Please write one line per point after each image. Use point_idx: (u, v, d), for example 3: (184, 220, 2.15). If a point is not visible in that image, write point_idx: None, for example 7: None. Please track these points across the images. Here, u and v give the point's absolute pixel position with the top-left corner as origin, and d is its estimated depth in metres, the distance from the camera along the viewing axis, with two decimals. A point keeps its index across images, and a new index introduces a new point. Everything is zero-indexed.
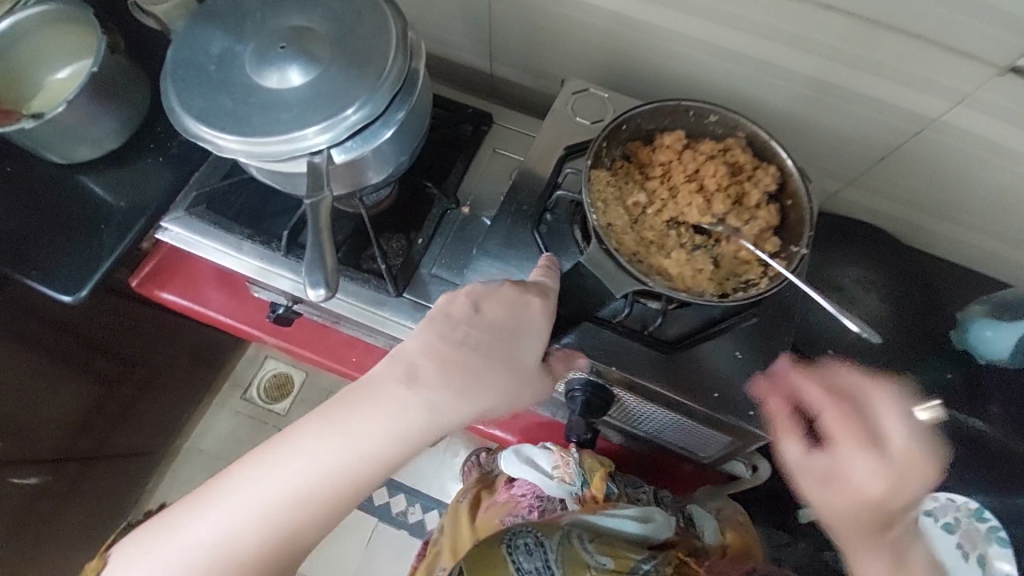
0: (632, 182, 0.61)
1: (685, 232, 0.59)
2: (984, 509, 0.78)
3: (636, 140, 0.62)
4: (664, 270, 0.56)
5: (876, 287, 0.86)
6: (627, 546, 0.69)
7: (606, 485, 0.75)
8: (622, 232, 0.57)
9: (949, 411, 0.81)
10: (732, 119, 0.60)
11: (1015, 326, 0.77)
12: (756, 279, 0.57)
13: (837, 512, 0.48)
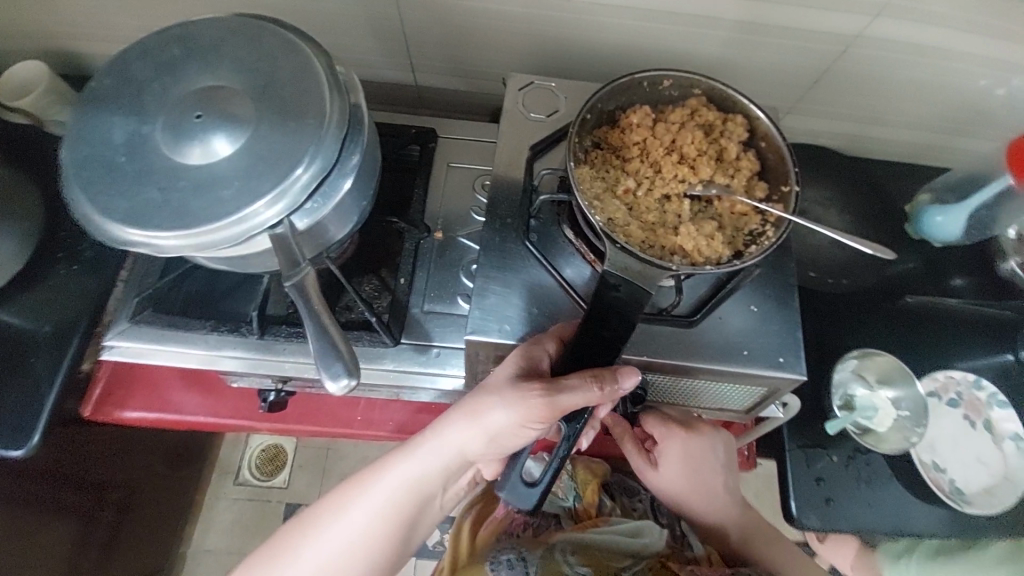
0: (614, 170, 0.60)
1: (682, 204, 0.59)
2: (981, 378, 0.84)
3: (603, 127, 0.62)
4: (678, 248, 0.55)
5: (836, 200, 0.90)
6: (610, 555, 0.73)
7: (598, 499, 0.92)
8: (624, 222, 0.57)
9: (927, 296, 0.87)
10: (688, 80, 0.60)
11: (962, 207, 0.84)
12: (761, 226, 0.57)
13: (668, 482, 0.74)
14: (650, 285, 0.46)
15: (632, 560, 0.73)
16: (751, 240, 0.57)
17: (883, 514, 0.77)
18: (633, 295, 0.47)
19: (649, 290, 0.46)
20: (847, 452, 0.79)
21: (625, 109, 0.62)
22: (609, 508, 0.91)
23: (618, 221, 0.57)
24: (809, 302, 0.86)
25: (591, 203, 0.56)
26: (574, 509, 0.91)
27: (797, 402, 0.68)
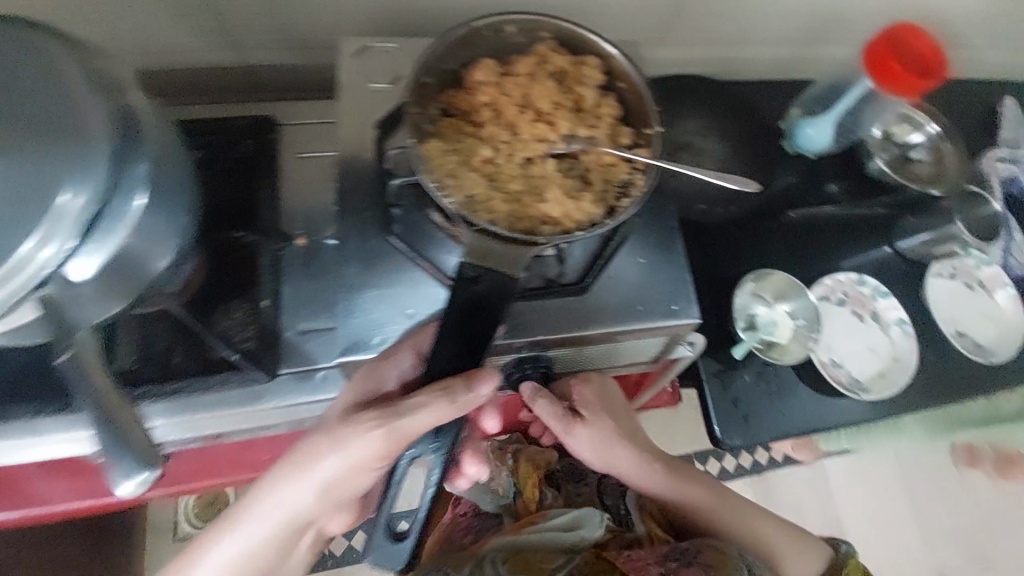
0: (467, 138, 0.54)
1: (546, 165, 0.54)
2: (863, 275, 0.90)
3: (448, 91, 0.56)
4: (548, 216, 0.52)
5: (715, 129, 0.91)
6: (546, 557, 0.80)
7: (539, 493, 1.00)
8: (485, 197, 0.52)
9: (808, 207, 0.91)
10: (532, 24, 0.55)
11: (830, 116, 0.87)
12: (631, 174, 0.54)
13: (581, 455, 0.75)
14: (510, 268, 0.45)
15: (562, 557, 0.80)
16: (622, 192, 0.54)
17: (797, 419, 0.82)
18: (494, 283, 0.45)
19: (512, 276, 0.45)
20: (757, 369, 0.83)
21: (469, 67, 0.56)
22: (550, 500, 0.99)
23: (478, 196, 0.52)
24: (704, 234, 0.88)
25: (443, 180, 0.51)
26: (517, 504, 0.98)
27: (702, 339, 0.70)
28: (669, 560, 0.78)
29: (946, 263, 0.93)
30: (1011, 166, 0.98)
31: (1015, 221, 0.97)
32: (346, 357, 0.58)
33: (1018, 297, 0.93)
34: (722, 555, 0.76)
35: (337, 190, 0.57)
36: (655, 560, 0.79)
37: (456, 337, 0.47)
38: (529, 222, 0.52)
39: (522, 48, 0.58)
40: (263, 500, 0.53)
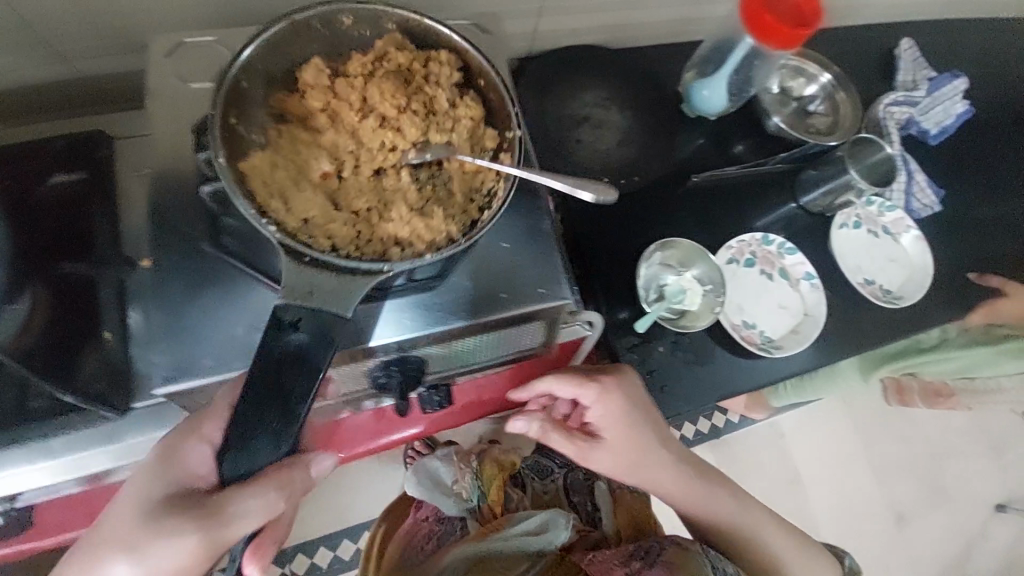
0: (307, 150, 0.55)
1: (398, 177, 0.55)
2: (768, 234, 0.91)
3: (280, 93, 0.55)
4: (398, 235, 0.53)
5: (612, 101, 0.91)
6: (510, 563, 0.85)
7: (504, 494, 1.03)
8: (327, 218, 0.52)
9: (712, 171, 0.92)
10: (363, 11, 0.55)
11: (722, 75, 0.87)
12: (492, 185, 0.56)
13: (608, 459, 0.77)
14: (340, 304, 0.46)
15: (529, 562, 0.86)
16: (484, 200, 0.56)
17: (715, 383, 0.82)
18: (328, 320, 0.46)
19: (343, 311, 0.46)
20: (670, 340, 0.82)
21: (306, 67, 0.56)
22: (516, 501, 1.02)
23: (320, 216, 0.52)
24: (605, 210, 0.86)
25: (271, 206, 0.50)
26: (482, 507, 1.01)
27: (596, 315, 0.66)
28: (632, 560, 0.84)
29: (847, 211, 0.94)
30: (907, 108, 0.99)
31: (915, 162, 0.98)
32: (170, 386, 0.53)
33: (922, 237, 0.94)
34: (685, 552, 0.82)
35: (154, 204, 0.57)
36: (620, 561, 0.85)
37: (260, 420, 0.45)
38: (379, 243, 0.53)
39: (366, 45, 0.58)
40: None
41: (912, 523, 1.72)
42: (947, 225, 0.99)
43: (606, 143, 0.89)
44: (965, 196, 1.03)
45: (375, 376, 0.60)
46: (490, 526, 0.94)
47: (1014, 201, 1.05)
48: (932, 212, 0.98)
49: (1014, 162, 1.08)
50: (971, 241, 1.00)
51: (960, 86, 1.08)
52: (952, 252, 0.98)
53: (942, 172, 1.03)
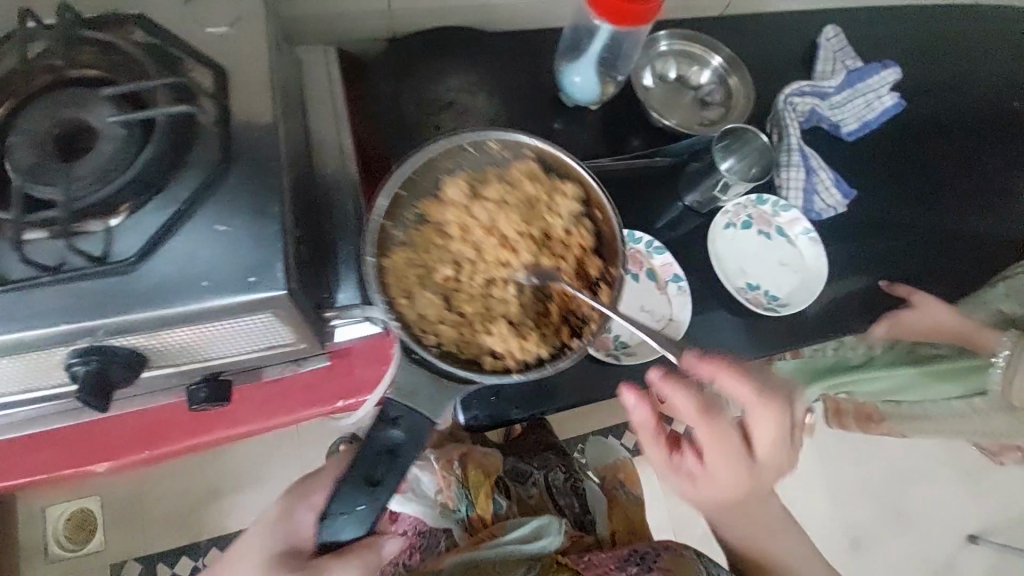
0: (433, 250, 0.61)
1: (506, 292, 0.61)
2: (636, 231, 0.82)
3: (424, 199, 0.62)
4: (495, 347, 0.59)
5: (478, 86, 0.85)
6: (506, 565, 0.74)
7: (492, 503, 0.87)
8: (437, 319, 0.59)
9: (585, 163, 0.86)
10: (509, 141, 0.61)
11: (590, 60, 0.80)
12: (590, 312, 0.61)
13: (718, 487, 0.62)
14: (431, 410, 0.55)
15: (527, 565, 0.74)
16: (574, 327, 0.61)
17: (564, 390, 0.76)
18: (416, 423, 0.55)
19: (432, 417, 0.55)
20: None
21: (450, 181, 0.62)
22: (505, 510, 0.88)
23: (432, 316, 0.58)
24: None
25: (397, 301, 0.57)
26: (468, 517, 0.84)
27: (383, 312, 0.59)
28: (628, 565, 0.75)
29: (735, 208, 0.87)
30: (814, 100, 0.91)
31: (819, 159, 0.91)
32: None
33: (819, 239, 0.86)
34: (678, 558, 0.78)
35: None
36: (618, 565, 0.76)
37: (354, 498, 0.55)
38: (475, 349, 0.59)
39: (503, 160, 0.64)
40: None
41: (879, 545, 1.58)
42: (849, 229, 0.93)
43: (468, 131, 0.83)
44: (875, 198, 0.96)
45: (70, 368, 0.48)
46: (478, 537, 0.81)
47: (928, 206, 0.98)
48: (834, 213, 0.91)
49: (934, 163, 1.01)
50: (874, 249, 0.93)
51: (889, 77, 0.99)
52: (852, 257, 0.92)
53: (852, 172, 0.96)
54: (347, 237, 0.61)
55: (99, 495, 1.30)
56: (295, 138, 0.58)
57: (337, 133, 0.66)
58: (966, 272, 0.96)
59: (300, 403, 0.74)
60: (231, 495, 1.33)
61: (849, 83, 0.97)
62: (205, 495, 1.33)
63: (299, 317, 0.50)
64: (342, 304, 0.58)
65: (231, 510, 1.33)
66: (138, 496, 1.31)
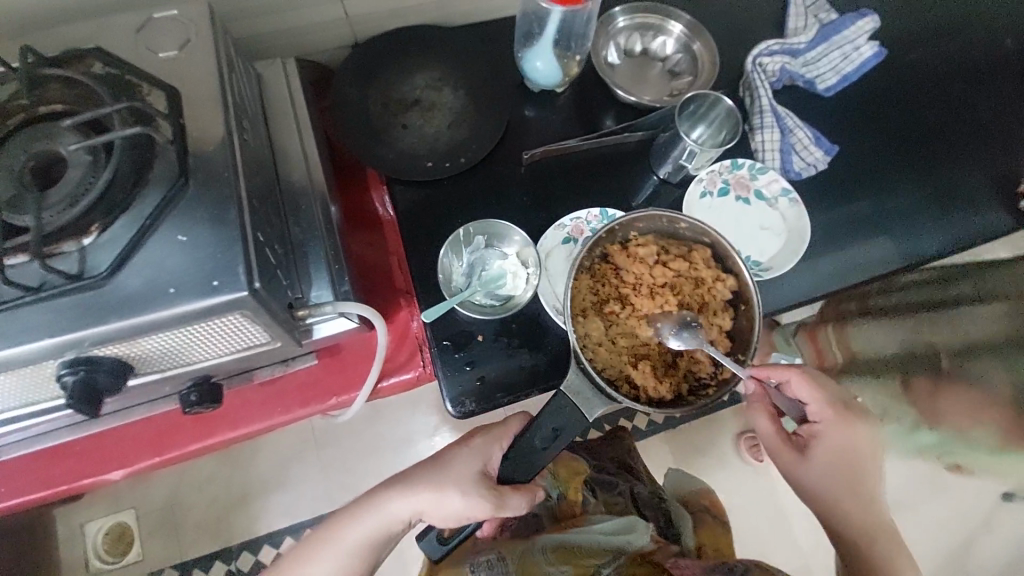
0: (610, 288, 0.76)
1: (654, 338, 0.75)
2: (608, 208, 0.81)
3: (611, 243, 0.76)
4: (632, 378, 0.71)
5: (445, 81, 0.86)
6: (591, 555, 0.86)
7: (580, 497, 0.99)
8: (598, 342, 0.73)
9: (555, 144, 0.86)
10: (702, 229, 0.74)
11: (544, 44, 0.81)
12: (708, 377, 0.73)
13: (833, 440, 0.70)
14: (586, 410, 0.66)
15: (611, 555, 0.86)
16: (693, 389, 0.73)
17: (549, 373, 0.74)
18: (574, 416, 0.67)
19: (587, 414, 0.66)
20: (492, 331, 0.75)
21: (637, 244, 0.77)
22: (592, 505, 0.99)
23: (595, 337, 0.73)
24: (433, 197, 0.81)
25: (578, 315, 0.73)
26: (558, 503, 0.98)
27: (354, 308, 0.61)
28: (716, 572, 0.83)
29: (710, 176, 0.85)
30: (785, 58, 0.89)
31: (795, 118, 0.89)
32: None
33: (800, 201, 0.85)
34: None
35: None
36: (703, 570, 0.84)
37: (529, 446, 0.69)
38: (620, 371, 0.72)
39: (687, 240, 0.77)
40: (376, 512, 0.71)
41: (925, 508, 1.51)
42: (835, 185, 0.91)
43: (435, 126, 0.84)
44: (861, 152, 0.94)
45: (62, 377, 0.51)
46: (566, 524, 0.94)
47: (918, 156, 0.95)
48: (818, 169, 0.90)
49: (924, 109, 0.98)
50: (864, 204, 0.91)
51: (868, 26, 0.96)
52: (840, 214, 0.90)
53: (833, 127, 0.94)
54: (314, 238, 0.64)
55: (135, 509, 1.36)
56: (253, 147, 0.60)
57: (300, 142, 0.68)
58: (964, 221, 0.92)
59: (292, 400, 0.77)
60: (259, 499, 1.38)
61: (824, 36, 0.95)
62: (237, 502, 1.38)
63: (268, 315, 0.53)
64: (312, 302, 0.61)
65: (258, 512, 1.37)
66: (167, 507, 1.37)
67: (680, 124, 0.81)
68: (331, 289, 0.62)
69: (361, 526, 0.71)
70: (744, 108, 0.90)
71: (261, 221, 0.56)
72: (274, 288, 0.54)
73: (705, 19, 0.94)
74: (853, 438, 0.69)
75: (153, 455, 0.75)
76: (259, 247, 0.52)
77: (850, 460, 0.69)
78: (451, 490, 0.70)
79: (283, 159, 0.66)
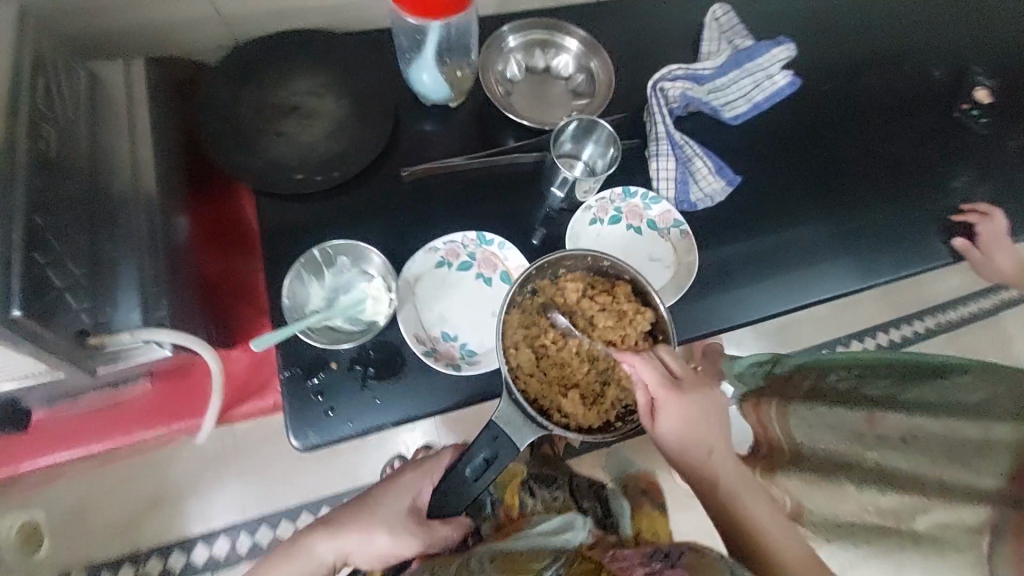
0: (542, 320, 0.73)
1: (587, 367, 0.72)
2: (486, 232, 0.77)
3: (541, 277, 0.73)
4: (563, 408, 0.68)
5: (328, 87, 0.80)
6: (530, 557, 0.65)
7: (521, 497, 0.82)
8: (530, 372, 0.70)
9: (440, 160, 0.81)
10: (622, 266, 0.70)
11: (427, 55, 0.76)
12: (635, 405, 0.70)
13: (675, 421, 0.62)
14: (517, 440, 0.63)
15: (552, 556, 0.65)
16: (622, 416, 0.69)
17: (402, 405, 0.70)
18: (506, 447, 0.63)
19: (516, 444, 0.63)
20: (347, 359, 0.71)
21: (568, 279, 0.73)
22: (532, 507, 0.81)
23: (526, 368, 0.70)
24: (302, 212, 0.76)
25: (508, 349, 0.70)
26: (496, 512, 0.80)
27: (167, 336, 0.59)
28: (652, 562, 0.62)
29: (600, 203, 0.82)
30: (687, 84, 0.86)
31: (694, 147, 0.87)
32: None
33: (690, 233, 0.83)
34: (707, 558, 0.57)
35: None
36: (642, 561, 0.63)
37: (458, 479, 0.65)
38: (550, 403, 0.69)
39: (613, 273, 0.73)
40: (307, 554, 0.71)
41: None
42: (738, 217, 0.87)
43: (312, 135, 0.79)
44: (767, 183, 0.91)
45: None
46: (504, 530, 0.75)
47: (829, 190, 0.92)
48: (718, 201, 0.86)
49: (840, 140, 0.95)
50: (766, 239, 0.87)
51: (782, 54, 0.93)
52: (741, 248, 0.86)
53: (740, 157, 0.91)
54: (125, 256, 0.60)
55: None
56: (59, 152, 0.55)
57: (130, 150, 0.64)
58: (874, 260, 0.89)
59: (139, 422, 0.74)
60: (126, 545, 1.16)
61: (737, 61, 0.91)
62: (127, 522, 1.17)
63: (35, 345, 0.49)
64: (113, 327, 0.58)
65: (135, 545, 1.16)
66: None
67: (561, 149, 0.80)
68: (141, 314, 0.58)
69: (293, 568, 0.71)
70: (643, 133, 0.87)
71: (48, 236, 0.51)
72: (48, 312, 0.50)
73: (613, 39, 0.90)
74: (691, 408, 0.62)
75: None
76: (30, 267, 0.48)
77: (693, 424, 0.62)
78: (381, 530, 0.70)
79: (104, 167, 0.62)
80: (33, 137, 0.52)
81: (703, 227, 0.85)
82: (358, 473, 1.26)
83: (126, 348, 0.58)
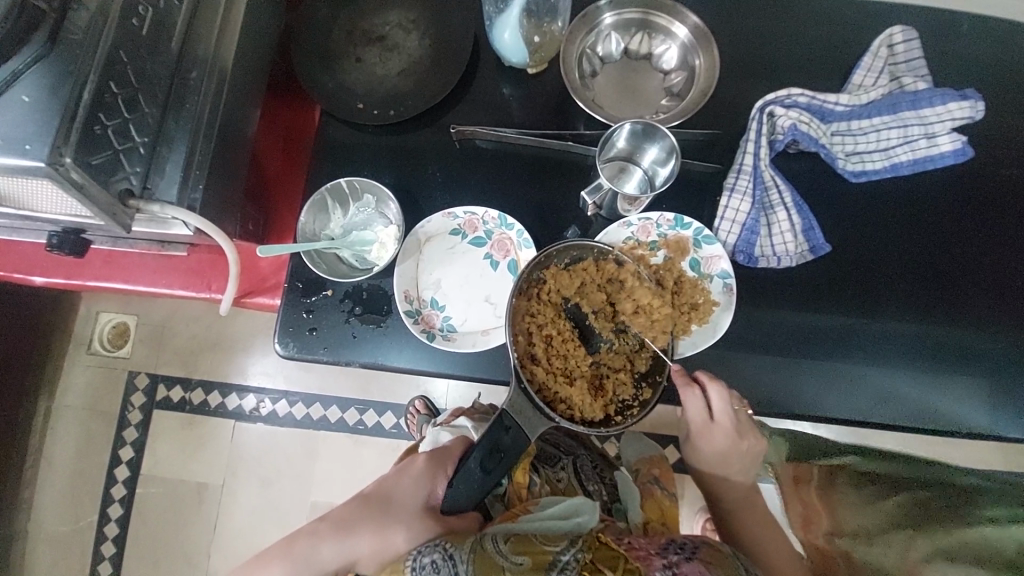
0: (548, 308, 0.67)
1: (587, 356, 0.66)
2: (507, 215, 0.74)
3: (551, 266, 0.66)
4: (569, 399, 0.63)
5: (417, 23, 0.79)
6: (545, 539, 0.58)
7: (529, 475, 0.69)
8: (537, 362, 0.64)
9: (497, 126, 0.77)
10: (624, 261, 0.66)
11: (515, 14, 0.71)
12: (630, 399, 0.65)
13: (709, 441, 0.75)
14: (528, 430, 0.59)
15: (568, 540, 0.58)
16: (621, 410, 0.64)
17: (372, 352, 0.72)
18: (519, 438, 0.59)
19: (527, 436, 0.59)
20: (343, 291, 0.73)
21: (577, 268, 0.67)
22: (539, 487, 0.68)
23: (530, 356, 0.64)
24: (353, 140, 0.78)
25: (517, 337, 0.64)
26: (504, 491, 0.68)
27: (187, 217, 0.65)
28: (667, 553, 0.59)
29: (643, 223, 0.73)
30: (804, 116, 0.72)
31: (782, 194, 0.72)
32: None
33: (734, 290, 0.71)
34: (720, 553, 0.58)
35: None
36: (657, 551, 0.60)
37: (474, 473, 0.58)
38: (554, 392, 0.63)
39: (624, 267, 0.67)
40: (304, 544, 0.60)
41: None
42: (808, 290, 0.73)
43: (387, 69, 0.78)
44: (866, 264, 0.74)
45: None
46: (510, 511, 0.63)
47: (941, 295, 0.74)
48: (789, 265, 0.72)
49: (983, 247, 0.75)
50: (834, 327, 0.72)
51: (962, 112, 0.72)
52: (796, 327, 0.72)
53: (843, 222, 0.75)
54: (184, 135, 0.67)
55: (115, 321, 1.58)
56: (152, 30, 0.62)
57: (215, 43, 0.70)
58: (961, 396, 0.71)
59: (171, 278, 0.83)
60: (178, 368, 1.39)
61: (892, 105, 0.73)
62: (180, 356, 1.40)
63: (79, 192, 0.57)
64: (154, 195, 0.65)
65: (179, 375, 1.39)
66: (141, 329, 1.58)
67: (620, 146, 0.72)
68: (177, 191, 0.66)
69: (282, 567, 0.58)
70: (726, 161, 0.75)
71: (117, 103, 0.59)
72: (101, 167, 0.58)
73: (736, 41, 0.76)
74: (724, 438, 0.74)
75: (38, 275, 0.82)
76: (89, 124, 0.56)
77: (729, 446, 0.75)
78: (390, 521, 0.61)
79: (189, 54, 0.68)
80: (126, 12, 0.59)
81: (757, 288, 0.73)
82: (367, 388, 1.37)
83: (157, 215, 0.65)
